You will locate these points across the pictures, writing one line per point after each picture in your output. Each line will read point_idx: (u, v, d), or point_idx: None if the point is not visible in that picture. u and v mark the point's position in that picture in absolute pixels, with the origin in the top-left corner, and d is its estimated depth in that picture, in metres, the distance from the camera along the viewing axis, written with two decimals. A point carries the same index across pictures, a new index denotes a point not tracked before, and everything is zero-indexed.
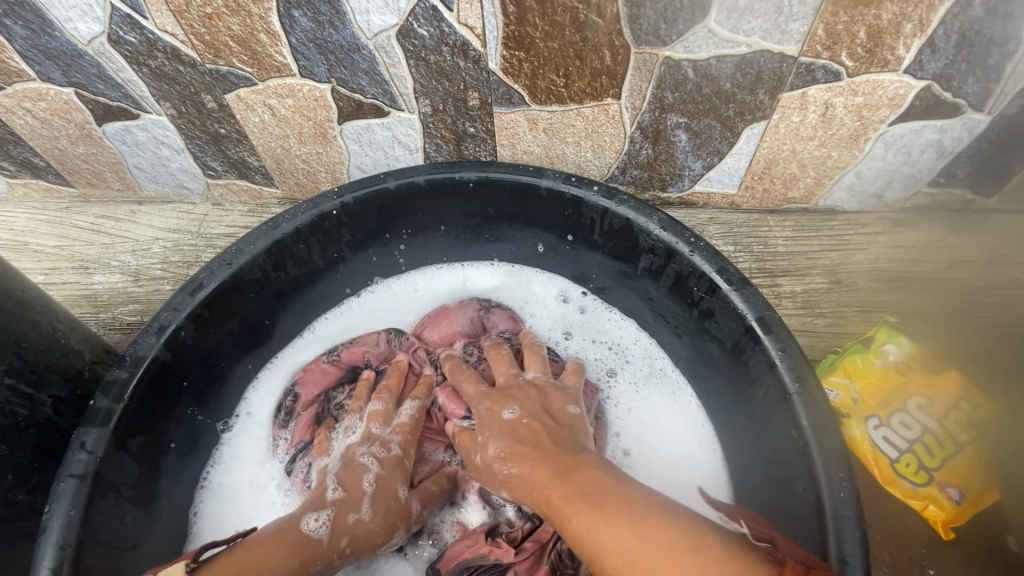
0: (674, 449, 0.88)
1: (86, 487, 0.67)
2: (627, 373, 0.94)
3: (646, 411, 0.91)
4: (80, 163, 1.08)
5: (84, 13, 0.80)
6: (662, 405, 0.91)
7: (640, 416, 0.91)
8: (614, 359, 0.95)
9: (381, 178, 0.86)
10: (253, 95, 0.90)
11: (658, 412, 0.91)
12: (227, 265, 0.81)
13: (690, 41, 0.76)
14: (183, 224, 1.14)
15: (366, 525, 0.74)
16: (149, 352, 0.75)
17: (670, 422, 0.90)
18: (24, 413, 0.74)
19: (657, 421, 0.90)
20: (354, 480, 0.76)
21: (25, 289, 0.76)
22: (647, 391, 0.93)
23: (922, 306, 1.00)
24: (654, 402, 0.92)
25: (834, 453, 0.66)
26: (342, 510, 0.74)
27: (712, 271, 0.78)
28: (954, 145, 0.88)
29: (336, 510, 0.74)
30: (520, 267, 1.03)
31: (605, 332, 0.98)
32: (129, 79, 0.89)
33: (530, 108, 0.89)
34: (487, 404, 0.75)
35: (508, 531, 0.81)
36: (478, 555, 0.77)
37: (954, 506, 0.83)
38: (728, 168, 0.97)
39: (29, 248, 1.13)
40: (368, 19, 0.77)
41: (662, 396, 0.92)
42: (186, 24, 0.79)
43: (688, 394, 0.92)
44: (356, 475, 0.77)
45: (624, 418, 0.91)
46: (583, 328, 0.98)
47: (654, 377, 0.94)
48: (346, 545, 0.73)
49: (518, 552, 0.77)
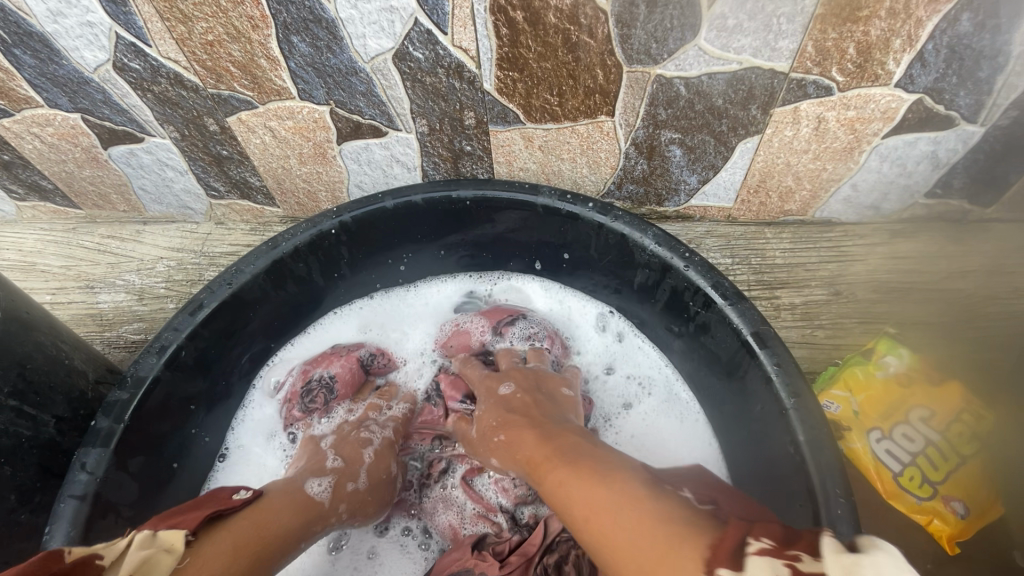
0: None
1: (86, 508, 0.67)
2: (642, 404, 0.92)
3: (651, 435, 0.90)
4: (87, 186, 1.11)
5: (90, 42, 0.82)
6: (669, 432, 0.90)
7: (643, 441, 0.90)
8: (637, 394, 0.93)
9: (378, 197, 0.87)
10: (254, 117, 0.92)
11: (663, 438, 0.89)
12: (227, 285, 0.81)
13: (681, 59, 0.77)
14: (186, 243, 1.16)
15: (362, 494, 0.78)
16: (149, 373, 0.75)
17: (676, 447, 0.88)
18: (27, 434, 0.75)
19: (662, 445, 0.89)
20: (354, 454, 0.81)
21: (31, 311, 0.77)
22: (654, 415, 0.91)
23: (921, 316, 0.99)
24: (661, 428, 0.90)
25: (832, 470, 0.65)
26: (341, 479, 0.77)
27: (707, 285, 0.78)
28: (949, 156, 0.88)
29: (336, 479, 0.76)
30: (555, 284, 1.01)
31: (638, 367, 0.95)
32: (134, 104, 0.91)
33: (526, 126, 0.90)
34: (488, 384, 0.84)
35: (494, 543, 0.81)
36: (464, 568, 0.77)
37: (959, 521, 0.82)
38: (723, 182, 0.97)
39: (37, 269, 1.15)
40: (365, 43, 0.79)
41: (669, 421, 0.90)
42: (189, 51, 0.82)
43: (695, 414, 0.90)
44: (356, 450, 0.82)
45: (626, 443, 0.90)
46: (608, 361, 0.96)
47: (667, 404, 0.92)
48: (345, 511, 0.75)
49: (504, 566, 0.76)
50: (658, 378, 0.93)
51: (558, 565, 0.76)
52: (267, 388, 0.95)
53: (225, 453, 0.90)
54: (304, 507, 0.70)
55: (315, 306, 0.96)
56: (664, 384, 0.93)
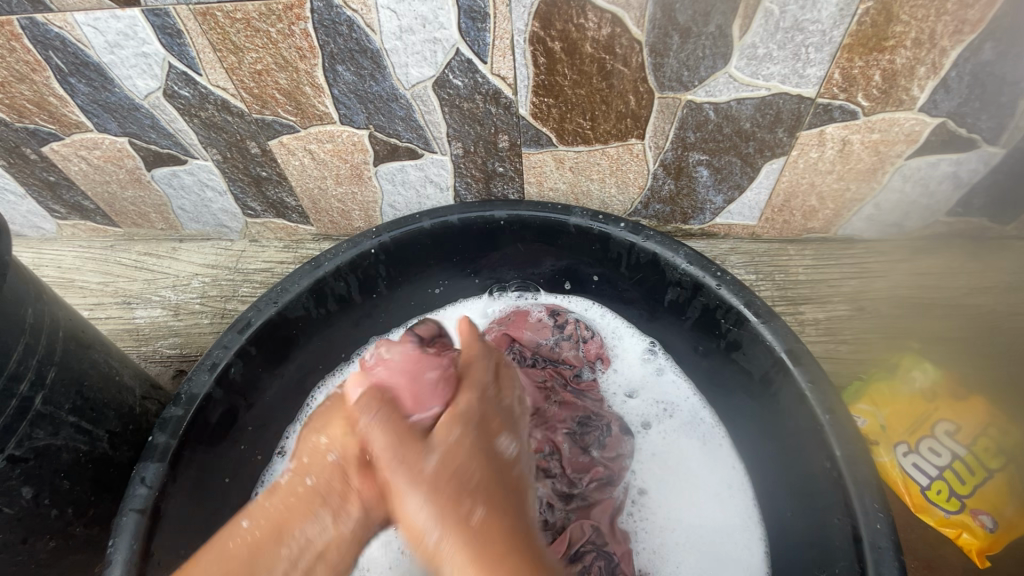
0: (698, 491, 0.87)
1: (146, 521, 0.69)
2: (662, 425, 0.93)
3: (675, 457, 0.90)
4: (128, 206, 1.14)
5: (143, 71, 0.86)
6: (693, 452, 0.91)
7: (665, 461, 0.90)
8: (659, 416, 0.94)
9: (415, 218, 0.90)
10: (295, 141, 0.96)
11: (686, 459, 0.90)
12: (273, 303, 0.85)
13: (711, 86, 0.80)
14: (221, 259, 1.19)
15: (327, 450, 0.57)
16: (202, 390, 0.78)
17: (699, 465, 0.89)
18: (84, 449, 0.78)
19: (685, 465, 0.89)
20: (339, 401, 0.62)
21: (86, 329, 0.80)
22: (676, 435, 0.92)
23: (946, 333, 1.01)
24: (684, 448, 0.91)
25: (868, 484, 0.66)
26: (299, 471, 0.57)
27: (740, 304, 0.80)
28: (971, 177, 0.90)
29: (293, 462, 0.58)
30: (577, 298, 1.04)
31: (664, 395, 0.95)
32: (180, 129, 0.95)
33: (558, 149, 0.93)
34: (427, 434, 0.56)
35: None
36: None
37: (989, 534, 0.84)
38: (748, 201, 1.00)
39: (75, 285, 1.19)
40: (407, 72, 0.82)
41: (692, 441, 0.91)
42: (237, 79, 0.85)
43: (719, 438, 0.91)
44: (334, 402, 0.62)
45: (648, 464, 0.90)
46: (641, 389, 0.96)
47: (691, 425, 0.93)
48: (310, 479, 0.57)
49: None
50: (682, 403, 0.94)
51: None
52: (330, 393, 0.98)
53: (284, 449, 0.93)
54: (292, 505, 0.56)
55: (354, 326, 0.98)
56: (693, 411, 0.94)
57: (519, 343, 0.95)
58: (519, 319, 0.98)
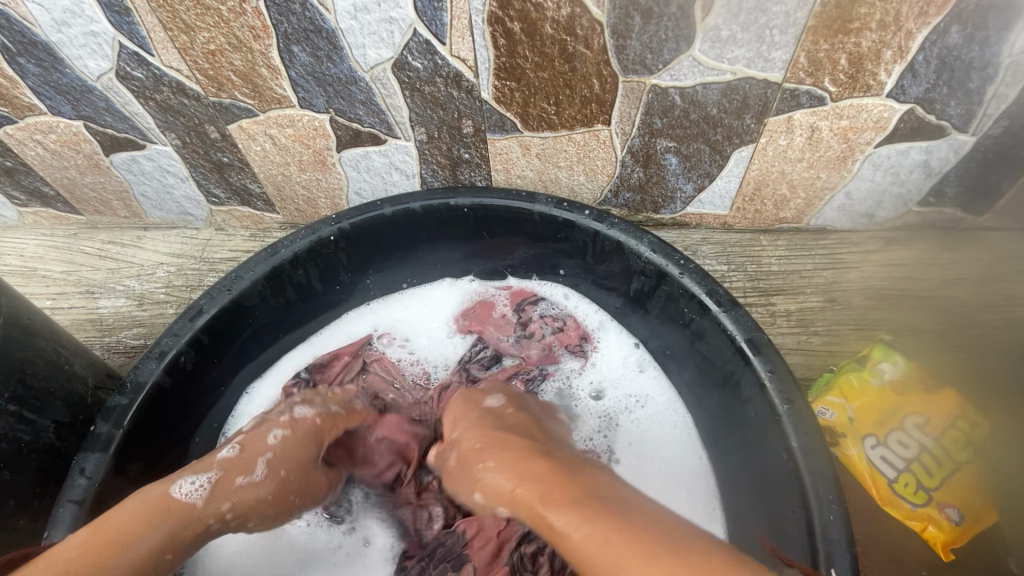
0: (670, 486, 0.84)
1: (84, 512, 0.67)
2: (633, 416, 0.90)
3: (649, 453, 0.87)
4: (89, 192, 1.12)
5: (93, 51, 0.83)
6: (665, 445, 0.87)
7: (641, 450, 0.87)
8: (634, 405, 0.90)
9: (377, 205, 0.88)
10: (255, 125, 0.93)
11: (657, 449, 0.87)
12: (226, 291, 0.83)
13: (675, 69, 0.78)
14: (186, 249, 1.17)
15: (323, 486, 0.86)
16: (149, 378, 0.76)
17: (674, 460, 0.86)
18: (27, 438, 0.76)
19: (658, 457, 0.86)
20: (258, 445, 0.74)
21: (32, 316, 0.78)
22: (649, 424, 0.89)
23: (918, 323, 1.00)
24: (660, 442, 0.88)
25: (824, 476, 0.65)
26: (228, 473, 0.71)
27: (702, 293, 0.79)
28: (941, 165, 0.89)
29: (223, 472, 0.71)
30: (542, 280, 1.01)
31: (641, 388, 0.92)
32: (136, 112, 0.92)
33: (523, 135, 0.91)
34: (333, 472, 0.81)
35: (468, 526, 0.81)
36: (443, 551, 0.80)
37: (954, 527, 0.83)
38: (719, 190, 0.99)
39: (37, 275, 1.16)
40: (365, 53, 0.80)
41: (667, 434, 0.88)
42: (191, 60, 0.83)
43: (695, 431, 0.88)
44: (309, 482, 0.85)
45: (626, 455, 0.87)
46: (614, 386, 0.92)
47: (669, 418, 0.89)
48: (227, 511, 0.69)
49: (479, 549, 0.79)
50: (660, 397, 0.91)
51: (534, 552, 0.78)
52: (286, 370, 0.95)
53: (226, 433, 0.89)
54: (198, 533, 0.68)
55: (314, 315, 0.97)
56: (670, 403, 0.90)
57: (486, 335, 0.97)
58: (480, 312, 0.99)
